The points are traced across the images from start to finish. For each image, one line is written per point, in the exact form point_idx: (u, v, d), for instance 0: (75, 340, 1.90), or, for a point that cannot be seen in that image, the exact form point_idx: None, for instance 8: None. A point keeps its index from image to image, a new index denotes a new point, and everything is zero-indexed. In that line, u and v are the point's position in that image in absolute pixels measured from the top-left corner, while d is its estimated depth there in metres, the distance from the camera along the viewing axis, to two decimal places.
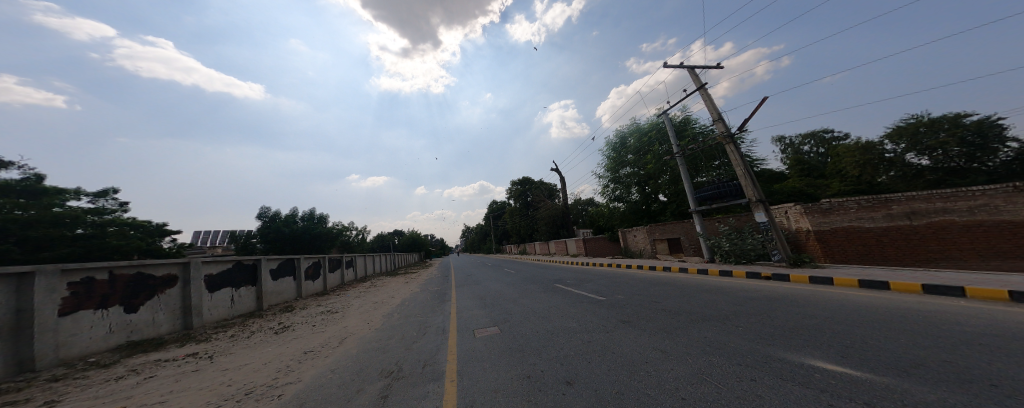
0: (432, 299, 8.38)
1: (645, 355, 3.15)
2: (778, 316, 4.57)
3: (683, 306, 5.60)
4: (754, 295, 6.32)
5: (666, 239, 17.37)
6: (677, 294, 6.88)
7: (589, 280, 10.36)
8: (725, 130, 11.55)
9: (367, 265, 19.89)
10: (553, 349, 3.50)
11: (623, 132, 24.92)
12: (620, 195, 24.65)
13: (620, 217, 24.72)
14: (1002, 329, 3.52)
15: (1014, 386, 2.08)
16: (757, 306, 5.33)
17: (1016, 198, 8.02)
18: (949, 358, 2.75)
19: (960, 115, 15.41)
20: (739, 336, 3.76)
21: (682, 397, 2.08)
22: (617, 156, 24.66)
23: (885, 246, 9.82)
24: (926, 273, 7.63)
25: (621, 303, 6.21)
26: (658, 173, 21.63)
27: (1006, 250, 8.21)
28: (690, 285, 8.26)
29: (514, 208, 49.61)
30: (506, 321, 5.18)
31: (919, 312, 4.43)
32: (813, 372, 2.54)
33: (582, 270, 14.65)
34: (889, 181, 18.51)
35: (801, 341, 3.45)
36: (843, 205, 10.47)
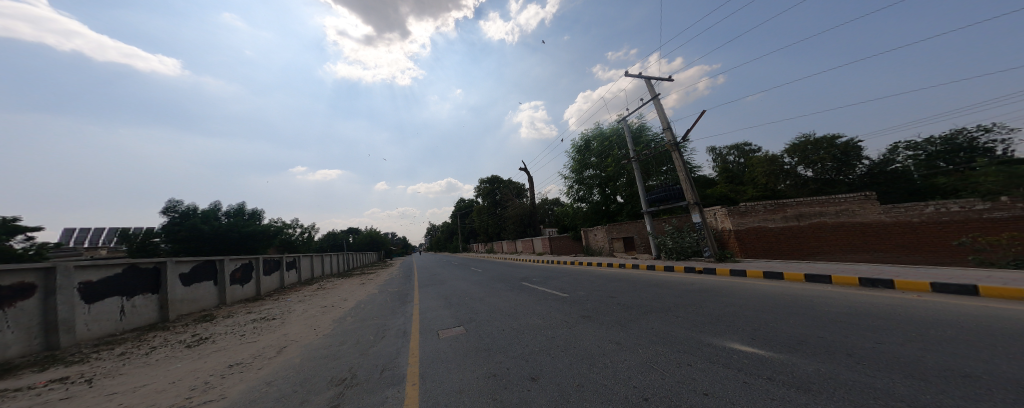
0: (387, 301, 7.97)
1: (603, 348, 3.36)
2: (710, 305, 5.17)
3: (635, 300, 6.07)
4: (696, 288, 7.05)
5: (622, 237, 18.56)
6: (631, 289, 7.45)
7: (553, 277, 10.74)
8: (672, 139, 12.71)
9: (316, 266, 18.25)
10: (519, 346, 3.56)
11: (586, 136, 26.05)
12: (582, 196, 25.80)
13: (582, 217, 25.89)
14: (872, 308, 4.39)
15: (862, 355, 2.65)
16: (695, 297, 6.01)
17: (865, 204, 10.74)
18: (823, 333, 3.40)
19: (834, 138, 21.08)
20: (679, 325, 4.17)
21: (634, 385, 2.26)
22: (580, 158, 25.81)
23: (782, 242, 11.83)
24: (813, 265, 9.22)
25: (582, 299, 6.56)
26: (616, 176, 23.11)
27: (855, 244, 10.87)
28: (642, 280, 8.96)
29: (480, 207, 49.26)
30: (471, 320, 5.14)
31: (812, 297, 5.36)
32: (733, 353, 2.93)
33: (547, 268, 15.11)
34: (785, 189, 22.90)
35: (723, 326, 3.96)
36: (754, 208, 12.17)
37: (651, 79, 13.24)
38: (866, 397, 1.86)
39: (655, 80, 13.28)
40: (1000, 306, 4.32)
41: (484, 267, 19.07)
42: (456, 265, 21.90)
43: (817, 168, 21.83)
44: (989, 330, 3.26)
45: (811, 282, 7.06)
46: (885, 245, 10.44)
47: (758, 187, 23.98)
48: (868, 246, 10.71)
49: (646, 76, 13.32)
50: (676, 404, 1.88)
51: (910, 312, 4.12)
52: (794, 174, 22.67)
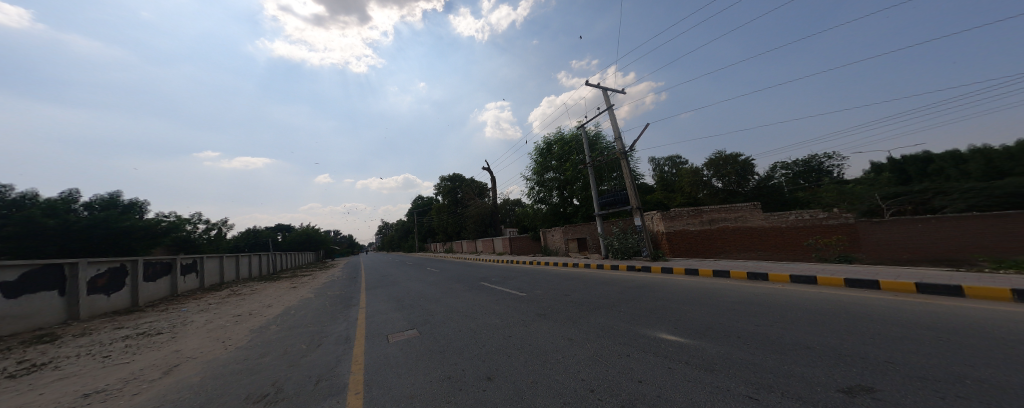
0: (323, 306, 7.21)
1: (557, 344, 3.49)
2: (646, 300, 5.67)
3: (587, 297, 6.45)
4: (638, 285, 7.71)
5: (577, 238, 19.55)
6: (584, 287, 7.91)
7: (512, 277, 10.85)
8: (622, 148, 13.75)
9: (228, 269, 15.73)
10: (476, 347, 3.52)
11: (547, 139, 26.84)
12: (542, 198, 26.59)
13: (541, 218, 26.69)
14: (769, 297, 5.26)
15: (752, 337, 3.20)
16: (636, 292, 6.61)
17: (754, 212, 13.14)
18: (735, 319, 3.96)
19: (738, 156, 25.40)
20: (622, 319, 4.51)
21: (582, 378, 2.39)
22: (542, 161, 26.54)
23: (699, 243, 13.61)
24: (724, 262, 10.73)
25: (538, 297, 6.74)
26: (574, 180, 24.28)
27: (746, 245, 13.17)
28: (594, 278, 9.54)
29: (439, 205, 47.78)
30: (426, 322, 4.94)
31: (728, 289, 6.27)
32: (661, 342, 3.28)
33: (506, 268, 15.27)
34: (702, 197, 26.39)
35: (658, 317, 4.40)
36: (679, 213, 13.74)
37: (606, 90, 14.22)
38: (753, 372, 2.25)
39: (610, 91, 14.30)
40: (850, 292, 5.48)
41: (439, 267, 18.51)
42: (411, 265, 20.86)
43: (726, 180, 26.00)
44: (844, 312, 4.10)
45: (725, 277, 8.22)
46: (764, 245, 12.89)
47: (685, 194, 27.11)
48: (754, 245, 13.06)
49: (602, 88, 14.27)
50: (619, 394, 2.01)
51: (795, 299, 5.06)
52: (710, 185, 26.50)
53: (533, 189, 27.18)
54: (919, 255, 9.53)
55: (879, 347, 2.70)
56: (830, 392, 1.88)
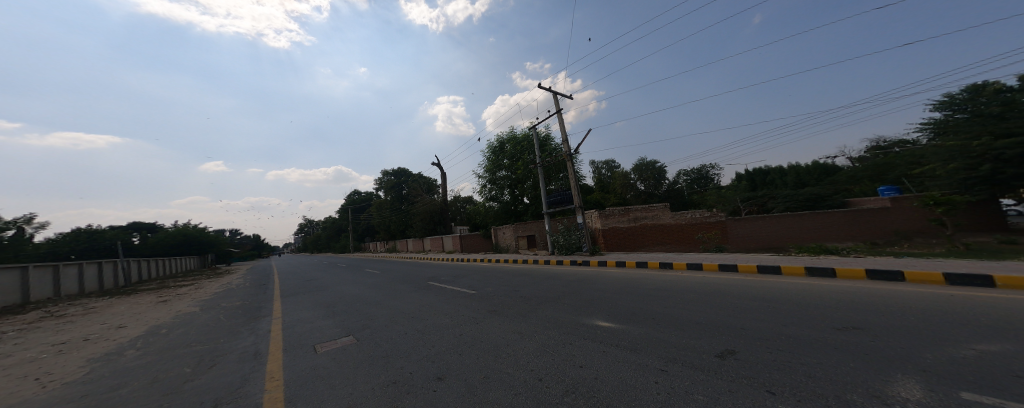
0: (215, 321, 5.90)
1: (508, 339, 3.52)
2: (588, 292, 6.09)
3: (536, 292, 6.66)
4: (581, 278, 8.24)
5: (525, 235, 20.19)
6: (533, 282, 8.14)
7: (463, 275, 10.58)
8: (569, 150, 14.56)
9: (34, 285, 11.40)
10: (424, 348, 3.33)
11: (500, 138, 26.90)
12: (493, 196, 26.59)
13: (492, 215, 26.71)
14: (686, 283, 6.14)
15: (672, 318, 3.68)
16: (581, 285, 7.06)
17: (666, 211, 15.39)
18: (659, 303, 4.52)
19: (655, 163, 29.81)
20: (566, 311, 4.78)
21: (532, 369, 2.45)
22: (494, 159, 26.53)
23: (627, 238, 15.19)
24: (648, 255, 12.16)
25: (490, 295, 6.70)
26: (525, 179, 24.94)
27: (661, 239, 15.21)
28: (542, 274, 9.88)
29: (382, 201, 44.29)
30: (364, 327, 4.50)
31: (654, 278, 7.12)
32: (598, 329, 3.59)
33: (454, 266, 14.86)
34: (630, 197, 30.06)
35: (597, 307, 4.77)
36: (611, 212, 15.30)
37: (557, 94, 14.88)
38: (672, 348, 2.60)
39: (560, 96, 14.99)
40: (734, 276, 6.85)
41: (379, 267, 17.06)
42: (344, 267, 18.71)
43: (647, 184, 30.24)
44: (737, 291, 5.00)
45: (649, 267, 9.33)
46: (674, 239, 15.18)
47: (617, 195, 30.01)
48: (667, 240, 15.20)
49: (553, 92, 14.89)
50: (565, 380, 2.11)
51: (705, 282, 6.00)
52: (635, 187, 30.47)
53: (485, 187, 27.02)
54: (758, 244, 15.15)
55: (760, 319, 3.37)
56: (712, 357, 2.31)
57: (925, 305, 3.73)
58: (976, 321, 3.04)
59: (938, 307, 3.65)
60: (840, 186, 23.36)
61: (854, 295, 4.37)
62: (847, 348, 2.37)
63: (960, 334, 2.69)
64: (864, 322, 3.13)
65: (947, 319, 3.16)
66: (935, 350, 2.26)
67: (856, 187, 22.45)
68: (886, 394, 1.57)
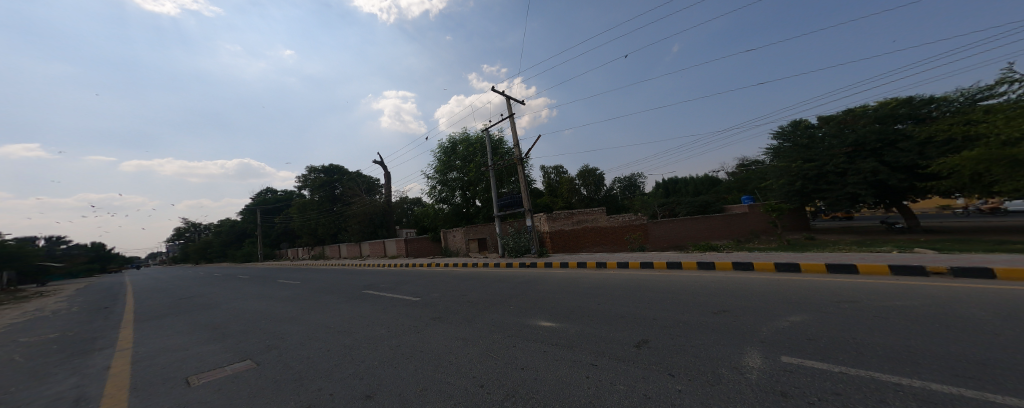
0: (7, 364, 4.19)
1: (450, 346, 3.39)
2: (535, 293, 6.27)
3: (483, 295, 6.60)
4: (528, 280, 8.45)
5: (477, 238, 19.90)
6: (481, 286, 8.05)
7: (405, 282, 9.86)
8: (520, 154, 14.85)
9: None
10: (351, 364, 2.99)
11: (453, 138, 26.24)
12: (444, 197, 25.65)
13: (443, 218, 25.74)
14: (620, 280, 6.79)
15: (603, 313, 4.00)
16: (527, 286, 7.23)
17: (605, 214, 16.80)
18: (595, 300, 4.85)
19: (594, 170, 32.78)
20: (511, 313, 4.83)
21: (473, 375, 2.40)
22: (446, 160, 25.68)
23: (571, 240, 16.29)
24: (590, 255, 13.18)
25: (434, 301, 6.36)
26: (477, 181, 24.63)
27: (600, 240, 16.66)
28: (491, 276, 9.84)
29: (306, 201, 38.95)
30: (274, 348, 3.81)
31: (594, 276, 7.70)
32: (540, 329, 3.69)
33: (391, 272, 13.78)
34: (575, 201, 32.41)
35: (539, 308, 4.92)
36: (558, 216, 16.18)
37: (509, 98, 15.07)
38: (602, 343, 2.81)
39: (512, 101, 15.27)
40: (652, 272, 7.91)
41: (297, 277, 14.73)
42: (247, 279, 15.62)
43: (589, 189, 33.17)
44: (658, 286, 5.69)
45: (589, 267, 10.05)
46: (610, 240, 16.76)
47: (563, 199, 31.98)
48: (604, 240, 16.72)
49: (506, 96, 15.12)
50: (505, 384, 2.12)
51: (638, 278, 6.72)
52: (578, 192, 32.94)
53: (436, 188, 26.01)
54: (670, 243, 17.84)
55: (673, 309, 3.90)
56: (630, 348, 2.60)
57: (781, 288, 4.87)
58: (808, 299, 4.06)
59: (793, 289, 4.76)
60: (723, 193, 29.52)
61: (740, 283, 5.42)
62: (731, 328, 2.91)
63: (798, 309, 3.55)
64: (742, 305, 3.91)
65: (796, 298, 4.13)
66: (781, 324, 2.96)
67: (730, 195, 28.48)
68: (743, 364, 1.98)
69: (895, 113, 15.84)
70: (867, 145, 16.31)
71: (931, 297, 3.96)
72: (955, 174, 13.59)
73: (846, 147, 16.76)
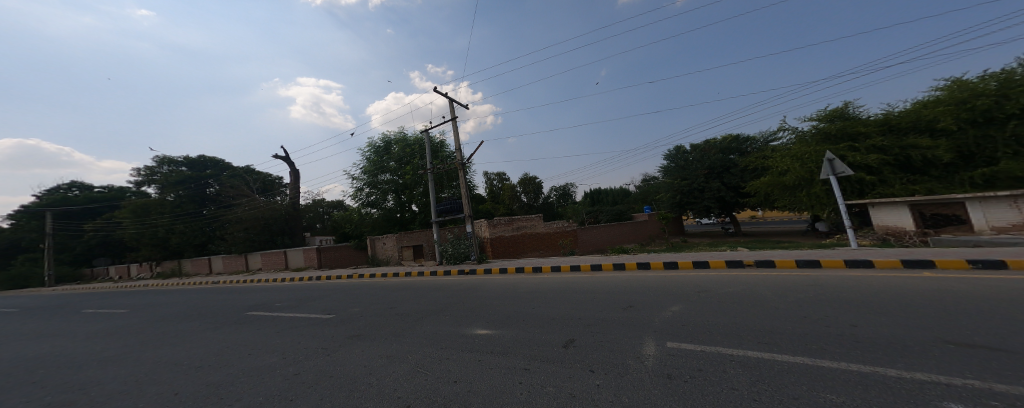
0: None
1: (371, 366, 3.07)
2: (471, 300, 6.18)
3: (413, 306, 6.19)
4: (466, 288, 8.24)
5: (412, 246, 18.70)
6: (412, 296, 7.52)
7: (316, 298, 8.56)
8: (462, 159, 14.56)
9: None
10: (237, 403, 2.45)
11: (387, 138, 24.60)
12: (373, 201, 23.60)
13: (371, 224, 23.32)
14: (552, 283, 7.15)
15: (532, 318, 4.12)
16: (462, 295, 7.02)
17: (543, 221, 17.61)
18: (527, 306, 4.98)
19: (531, 179, 34.28)
20: (445, 323, 4.66)
21: (397, 396, 2.22)
22: (378, 160, 23.86)
23: (511, 245, 16.62)
24: (527, 260, 13.56)
25: (354, 317, 5.69)
26: (414, 184, 23.27)
27: (537, 245, 17.40)
28: (423, 286, 9.28)
29: (157, 204, 28.71)
30: (113, 398, 2.86)
31: (529, 281, 7.91)
32: (474, 338, 3.64)
33: (294, 288, 11.53)
34: (515, 208, 33.30)
35: (473, 316, 4.84)
36: (499, 222, 16.38)
37: (452, 102, 14.67)
38: (531, 346, 2.93)
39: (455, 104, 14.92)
40: (579, 274, 8.59)
41: (155, 300, 11.29)
42: (53, 309, 11.04)
43: (529, 196, 34.44)
44: (584, 287, 6.16)
45: (525, 272, 10.34)
46: (547, 245, 17.65)
47: (505, 205, 32.65)
48: (542, 245, 17.53)
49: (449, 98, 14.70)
50: (433, 401, 2.00)
51: (567, 281, 7.16)
52: (518, 198, 33.87)
53: (365, 190, 23.91)
54: (595, 246, 19.76)
55: (593, 308, 4.26)
56: (559, 348, 2.74)
57: (676, 282, 5.77)
58: (694, 290, 4.92)
59: (686, 283, 5.68)
60: (634, 202, 34.44)
61: (648, 281, 6.25)
62: (638, 321, 3.35)
63: (685, 300, 4.29)
64: (646, 299, 4.52)
65: (686, 291, 4.95)
66: (672, 314, 3.54)
67: (634, 205, 33.61)
68: (643, 353, 2.33)
69: (728, 146, 21.73)
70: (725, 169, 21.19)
71: (772, 285, 5.20)
72: (759, 194, 19.05)
73: (704, 169, 21.67)
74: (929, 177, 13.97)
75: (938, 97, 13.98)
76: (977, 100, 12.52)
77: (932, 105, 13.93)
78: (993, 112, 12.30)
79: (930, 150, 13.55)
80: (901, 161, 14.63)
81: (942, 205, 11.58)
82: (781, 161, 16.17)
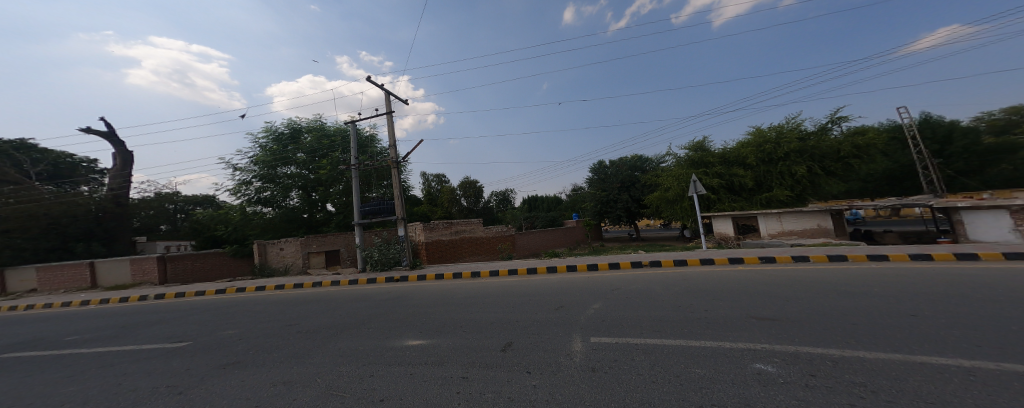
0: None
1: (260, 394, 2.46)
2: (401, 310, 5.80)
3: (326, 320, 5.34)
4: (395, 296, 7.67)
5: (324, 251, 16.88)
6: (326, 308, 6.57)
7: (192, 316, 6.84)
8: (395, 157, 13.77)
9: None
10: None
11: (295, 125, 21.86)
12: (271, 198, 20.56)
13: (261, 226, 19.96)
14: (485, 288, 7.19)
15: (465, 325, 4.07)
16: (389, 304, 6.48)
17: (482, 225, 17.68)
18: (459, 313, 4.88)
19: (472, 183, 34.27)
20: (369, 336, 4.24)
21: None
22: (281, 150, 20.92)
23: (449, 249, 16.23)
24: (465, 266, 13.31)
25: (250, 335, 4.73)
26: (332, 181, 20.75)
27: (476, 249, 17.34)
28: (344, 296, 8.27)
29: None
30: None
31: (463, 287, 7.76)
32: (406, 350, 3.44)
33: (153, 307, 8.86)
34: (454, 212, 32.79)
35: (403, 327, 4.57)
36: (436, 226, 15.89)
37: (389, 95, 13.81)
38: (466, 353, 2.99)
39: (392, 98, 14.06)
40: (513, 278, 8.81)
41: None
42: None
43: (469, 200, 34.12)
44: (518, 291, 6.36)
45: (462, 277, 10.16)
46: (485, 249, 17.72)
47: (443, 209, 32.38)
48: (481, 249, 17.54)
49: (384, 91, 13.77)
50: None
51: (500, 286, 7.25)
52: (459, 203, 33.36)
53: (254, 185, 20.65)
54: (531, 250, 20.57)
55: (522, 312, 4.42)
56: (498, 353, 2.84)
57: (595, 284, 6.37)
58: (609, 291, 5.55)
59: (602, 285, 6.30)
60: (567, 209, 37.33)
61: (572, 283, 6.76)
62: (564, 322, 3.64)
63: (601, 300, 4.84)
64: (569, 300, 4.88)
65: (603, 292, 5.48)
66: (590, 314, 3.99)
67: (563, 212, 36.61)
68: (572, 352, 2.70)
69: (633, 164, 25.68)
70: (635, 182, 24.86)
71: (670, 282, 6.10)
72: (654, 207, 22.87)
73: (615, 183, 25.27)
74: (742, 198, 18.99)
75: (748, 140, 19.08)
76: (768, 145, 18.11)
77: (745, 145, 19.11)
78: (774, 153, 18.08)
79: (742, 178, 18.62)
80: (728, 185, 19.34)
81: (747, 218, 16.07)
82: (665, 179, 20.88)
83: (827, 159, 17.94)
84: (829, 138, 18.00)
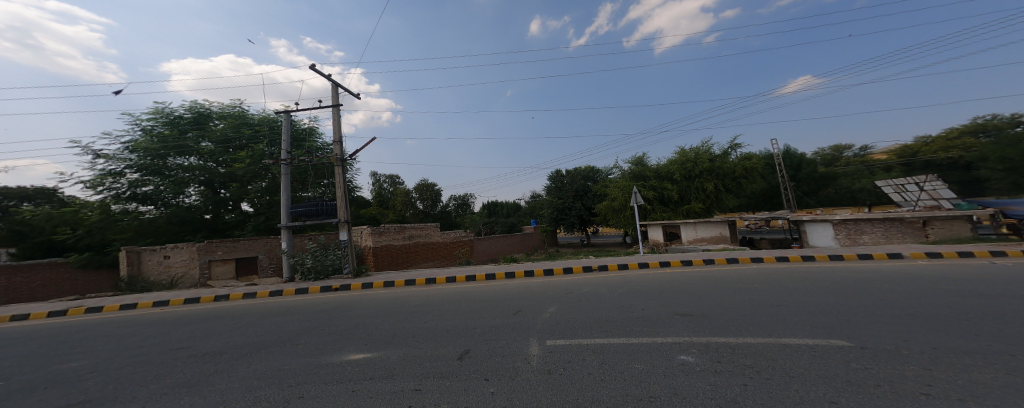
0: None
1: None
2: (341, 322, 5.04)
3: (243, 338, 4.37)
4: (334, 306, 6.74)
5: (234, 259, 14.32)
6: (245, 324, 5.46)
7: (43, 340, 5.14)
8: (340, 153, 12.54)
9: None
10: None
11: (199, 110, 18.87)
12: (157, 193, 17.30)
13: (136, 230, 16.47)
14: (438, 296, 6.64)
15: (417, 336, 3.53)
16: (326, 317, 5.62)
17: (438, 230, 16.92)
18: (410, 323, 4.33)
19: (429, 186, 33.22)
20: (299, 352, 3.50)
21: None
22: (175, 136, 17.72)
23: (400, 255, 15.09)
24: (418, 272, 12.39)
25: (126, 361, 3.60)
26: (252, 177, 17.99)
27: (431, 255, 16.47)
28: (271, 308, 7.03)
29: None
30: None
31: (415, 295, 7.09)
32: (344, 366, 2.83)
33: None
34: (408, 215, 31.29)
35: (341, 340, 3.91)
36: (387, 230, 14.71)
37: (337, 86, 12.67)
38: (415, 364, 2.56)
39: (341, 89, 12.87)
40: (470, 285, 8.32)
41: None
42: None
43: (425, 203, 32.74)
44: (476, 297, 5.96)
45: (416, 284, 9.43)
46: (440, 255, 16.89)
47: (396, 212, 30.79)
48: (435, 255, 16.69)
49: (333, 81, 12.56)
50: None
51: (455, 293, 6.74)
52: (413, 206, 31.95)
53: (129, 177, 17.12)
54: (489, 256, 20.14)
55: (479, 318, 4.05)
56: (452, 362, 2.46)
57: (553, 289, 6.19)
58: (566, 295, 5.43)
59: (557, 290, 6.13)
60: (524, 215, 37.87)
61: (529, 288, 6.52)
62: (525, 326, 3.37)
63: (555, 303, 4.70)
64: (527, 306, 4.61)
65: (563, 297, 5.29)
66: (545, 316, 3.81)
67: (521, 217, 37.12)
68: (528, 354, 2.44)
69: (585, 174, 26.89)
70: (588, 190, 26.04)
71: (626, 285, 6.16)
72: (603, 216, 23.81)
73: (569, 191, 26.30)
74: (669, 209, 20.91)
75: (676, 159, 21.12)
76: (688, 164, 20.36)
77: (672, 163, 21.12)
78: (692, 170, 20.35)
79: (669, 191, 20.60)
80: (660, 197, 21.10)
81: (672, 225, 17.71)
82: (613, 189, 22.01)
83: (728, 178, 20.27)
84: (729, 161, 20.39)
